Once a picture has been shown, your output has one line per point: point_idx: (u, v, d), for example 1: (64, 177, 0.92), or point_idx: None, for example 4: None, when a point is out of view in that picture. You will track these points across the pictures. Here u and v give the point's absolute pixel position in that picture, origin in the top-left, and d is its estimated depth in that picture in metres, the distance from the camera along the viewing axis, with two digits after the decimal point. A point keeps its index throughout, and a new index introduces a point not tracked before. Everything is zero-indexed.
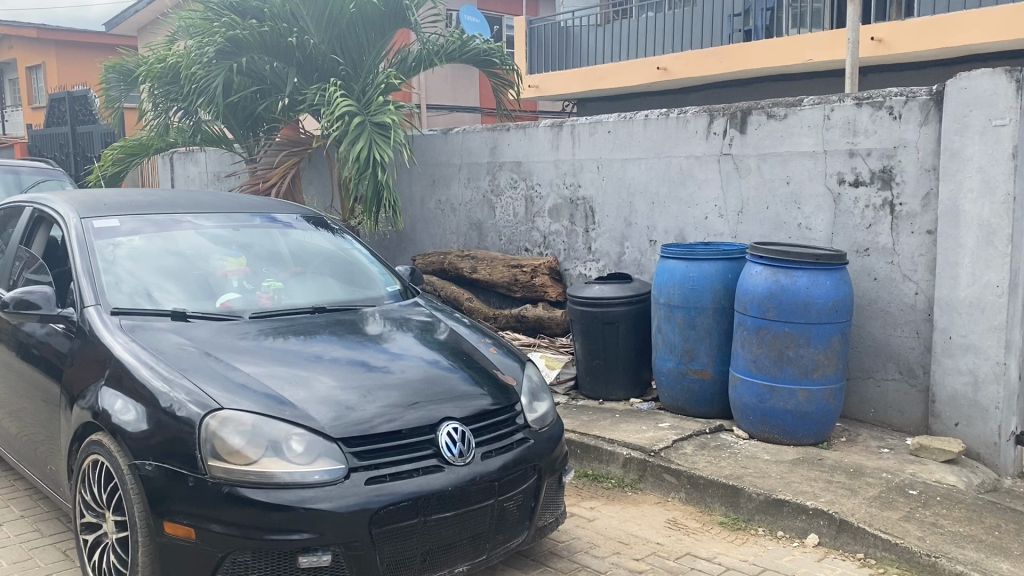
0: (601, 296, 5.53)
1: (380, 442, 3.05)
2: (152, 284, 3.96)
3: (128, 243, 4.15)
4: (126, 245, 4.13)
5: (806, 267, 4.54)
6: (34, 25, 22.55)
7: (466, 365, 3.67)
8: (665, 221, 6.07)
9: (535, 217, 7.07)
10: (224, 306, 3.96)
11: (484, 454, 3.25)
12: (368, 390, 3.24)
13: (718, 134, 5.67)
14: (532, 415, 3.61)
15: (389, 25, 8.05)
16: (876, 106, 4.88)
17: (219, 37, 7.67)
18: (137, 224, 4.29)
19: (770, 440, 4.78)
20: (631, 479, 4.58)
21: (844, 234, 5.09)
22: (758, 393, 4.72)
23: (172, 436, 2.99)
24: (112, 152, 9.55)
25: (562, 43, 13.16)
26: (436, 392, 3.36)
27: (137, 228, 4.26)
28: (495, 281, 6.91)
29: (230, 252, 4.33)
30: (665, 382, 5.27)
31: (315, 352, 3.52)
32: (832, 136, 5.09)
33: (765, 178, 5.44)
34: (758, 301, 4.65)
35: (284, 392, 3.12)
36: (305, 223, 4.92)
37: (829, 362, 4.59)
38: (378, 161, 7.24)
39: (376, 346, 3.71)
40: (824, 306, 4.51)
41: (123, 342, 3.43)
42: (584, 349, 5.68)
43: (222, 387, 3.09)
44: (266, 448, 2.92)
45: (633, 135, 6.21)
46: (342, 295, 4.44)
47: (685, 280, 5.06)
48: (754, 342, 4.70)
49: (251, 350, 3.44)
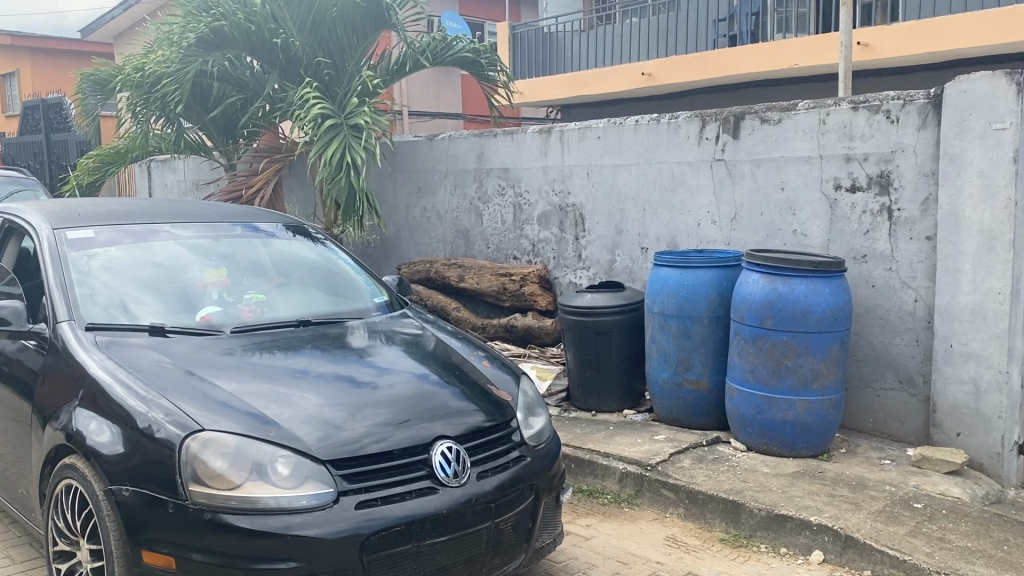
0: (593, 305, 5.40)
1: (371, 463, 2.89)
2: (128, 296, 3.79)
3: (103, 254, 3.97)
4: (101, 255, 3.96)
5: (804, 274, 4.43)
6: (7, 32, 22.20)
7: (458, 380, 3.52)
8: (657, 228, 5.96)
9: (523, 225, 6.93)
10: (204, 320, 3.78)
11: (480, 474, 3.11)
12: (358, 408, 3.08)
13: (711, 139, 5.56)
14: (529, 431, 3.47)
15: (373, 30, 7.85)
16: (872, 110, 4.79)
17: (202, 27, 7.47)
18: (113, 235, 4.12)
19: (769, 453, 4.66)
20: (628, 495, 4.44)
21: (841, 241, 4.99)
22: (756, 404, 4.60)
23: (150, 459, 2.82)
24: (88, 162, 9.24)
25: (545, 49, 13.06)
26: (429, 409, 3.21)
27: (114, 239, 4.09)
28: (483, 290, 6.76)
29: (209, 263, 4.16)
30: (660, 394, 5.14)
31: (301, 368, 3.36)
32: (828, 140, 4.99)
33: (759, 184, 5.33)
34: (755, 309, 4.53)
35: (269, 411, 2.97)
36: (288, 233, 4.76)
37: (827, 372, 4.48)
38: (352, 164, 7.12)
39: (364, 360, 3.56)
40: (822, 314, 4.40)
41: (97, 358, 3.26)
42: (576, 359, 5.55)
43: (203, 406, 2.92)
44: (250, 471, 2.76)
45: (623, 140, 6.09)
46: (328, 307, 4.29)
47: (679, 289, 4.94)
48: (751, 352, 4.58)
49: (234, 367, 3.28)
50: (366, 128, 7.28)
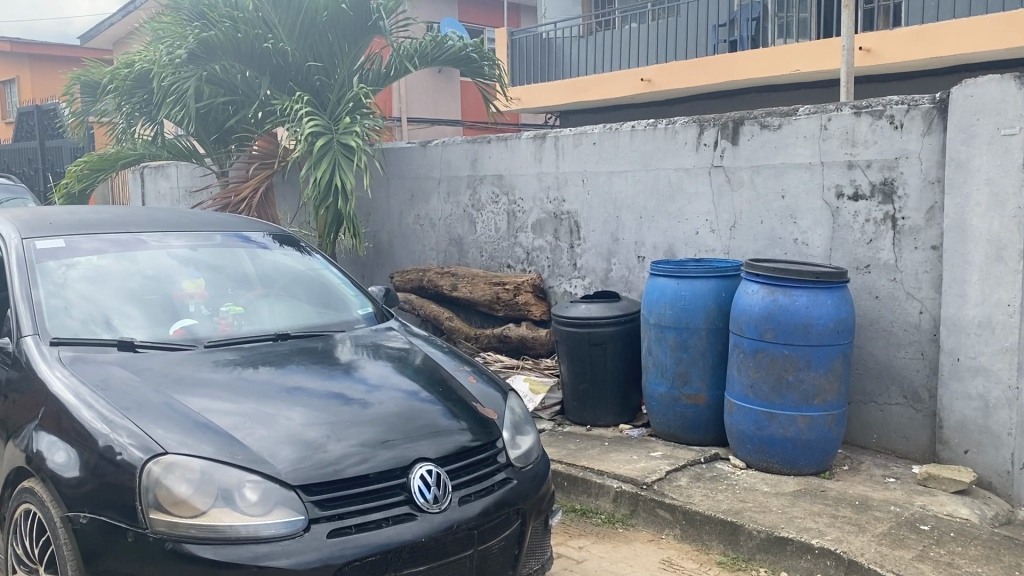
0: (588, 316, 5.24)
1: (345, 488, 2.74)
2: (105, 309, 3.64)
3: (83, 263, 3.84)
4: (83, 264, 3.83)
5: (805, 285, 4.27)
6: (6, 39, 22.08)
7: (444, 397, 3.36)
8: (653, 236, 5.80)
9: (517, 233, 6.78)
10: (178, 333, 3.63)
11: (462, 498, 2.94)
12: (337, 428, 2.93)
13: (709, 145, 5.41)
14: (515, 451, 3.31)
15: (363, 36, 7.77)
16: (875, 115, 4.63)
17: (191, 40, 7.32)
18: (94, 244, 3.97)
19: (769, 470, 4.49)
20: (622, 514, 4.27)
21: (843, 250, 4.83)
22: (756, 420, 4.44)
23: (110, 484, 2.66)
24: (77, 167, 8.87)
25: (544, 54, 12.92)
26: (412, 428, 3.06)
27: (96, 248, 3.95)
28: (477, 299, 6.61)
29: (188, 273, 4.01)
30: (656, 408, 4.98)
31: (279, 384, 3.21)
32: (830, 146, 4.83)
33: (760, 192, 5.17)
34: (755, 321, 4.37)
35: (241, 432, 2.81)
36: (273, 241, 4.60)
37: (830, 387, 4.32)
38: (341, 187, 6.99)
39: (345, 375, 3.40)
40: (825, 327, 4.23)
41: (61, 375, 3.10)
42: (570, 372, 5.38)
43: (170, 427, 2.77)
44: (215, 497, 2.60)
45: (620, 146, 5.94)
46: (311, 319, 4.13)
47: (676, 300, 4.78)
48: (751, 366, 4.42)
49: (208, 383, 3.13)
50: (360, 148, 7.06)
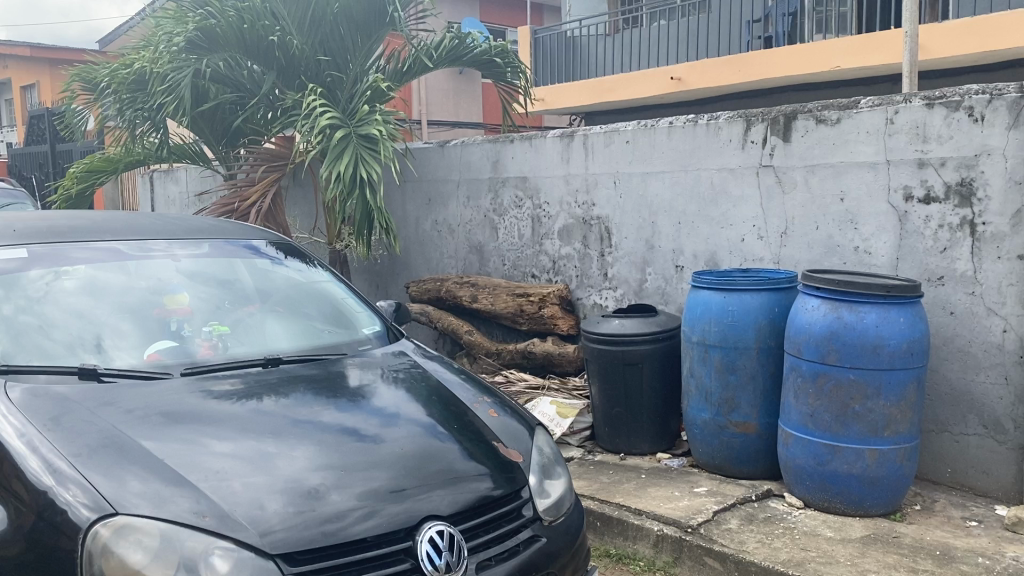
0: (621, 332, 4.72)
1: (339, 556, 2.26)
2: (87, 328, 3.19)
3: (72, 272, 3.40)
4: (75, 274, 3.40)
5: (874, 300, 3.72)
6: (26, 44, 22.03)
7: (460, 435, 2.87)
8: (694, 244, 5.27)
9: (542, 239, 6.27)
10: (151, 358, 3.14)
11: (480, 564, 2.46)
12: (332, 477, 2.45)
13: (757, 143, 4.89)
14: (544, 501, 2.81)
15: (378, 27, 7.25)
16: (951, 107, 4.08)
17: (190, 26, 6.90)
18: (90, 254, 3.54)
19: (831, 511, 3.95)
20: (664, 562, 3.75)
21: (912, 260, 4.29)
22: (816, 453, 3.89)
23: (51, 552, 2.19)
24: (77, 169, 8.53)
25: (569, 53, 12.41)
26: (421, 476, 2.58)
27: (91, 258, 3.51)
28: (498, 311, 6.11)
29: (171, 288, 3.53)
30: (700, 437, 4.45)
31: (267, 419, 2.73)
32: (897, 143, 4.29)
33: (815, 195, 4.64)
34: (815, 342, 3.83)
35: (216, 481, 2.34)
36: (273, 250, 4.13)
37: (903, 417, 3.77)
38: (367, 180, 6.49)
39: (345, 405, 2.91)
40: (897, 349, 3.69)
41: (7, 412, 2.63)
42: (602, 394, 4.86)
43: (128, 479, 2.30)
44: (175, 569, 2.12)
45: (656, 144, 5.42)
46: (309, 339, 3.63)
47: (723, 316, 4.24)
48: (810, 392, 3.89)
49: (180, 420, 2.65)
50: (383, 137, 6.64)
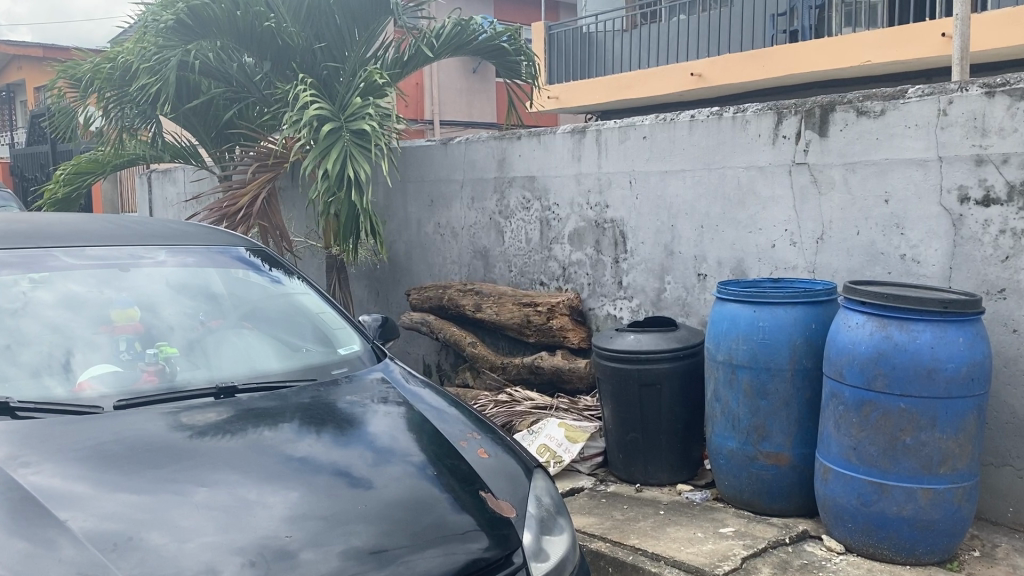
0: (637, 349, 4.23)
1: None
2: (28, 348, 2.75)
3: (48, 281, 2.98)
4: (59, 285, 2.99)
5: (928, 317, 3.22)
6: (39, 45, 21.95)
7: (443, 482, 2.40)
8: (718, 250, 4.79)
9: (551, 244, 5.80)
10: (80, 388, 2.69)
11: None
12: (292, 537, 2.03)
13: (790, 138, 4.40)
14: (542, 564, 2.34)
15: (378, 16, 6.77)
16: (1016, 95, 3.58)
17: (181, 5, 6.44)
18: (71, 261, 3.11)
19: (877, 557, 3.45)
20: None
21: (968, 270, 3.79)
22: (860, 492, 3.40)
23: None
24: (64, 171, 8.06)
25: (584, 49, 11.93)
26: (402, 534, 2.14)
27: (72, 266, 3.09)
28: (504, 321, 5.65)
29: (130, 299, 3.06)
30: (725, 468, 3.97)
31: (214, 461, 2.28)
32: (951, 137, 3.79)
33: (856, 196, 4.15)
34: (860, 364, 3.34)
35: (147, 548, 1.90)
36: (258, 260, 3.68)
37: (961, 451, 3.27)
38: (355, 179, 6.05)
39: (311, 444, 2.46)
40: (955, 374, 3.19)
41: None
42: (616, 418, 4.39)
43: (36, 548, 1.86)
44: None
45: (675, 140, 4.93)
46: (276, 361, 3.16)
47: (752, 332, 3.75)
48: (853, 422, 3.40)
49: (107, 466, 2.21)
50: (375, 131, 6.15)
